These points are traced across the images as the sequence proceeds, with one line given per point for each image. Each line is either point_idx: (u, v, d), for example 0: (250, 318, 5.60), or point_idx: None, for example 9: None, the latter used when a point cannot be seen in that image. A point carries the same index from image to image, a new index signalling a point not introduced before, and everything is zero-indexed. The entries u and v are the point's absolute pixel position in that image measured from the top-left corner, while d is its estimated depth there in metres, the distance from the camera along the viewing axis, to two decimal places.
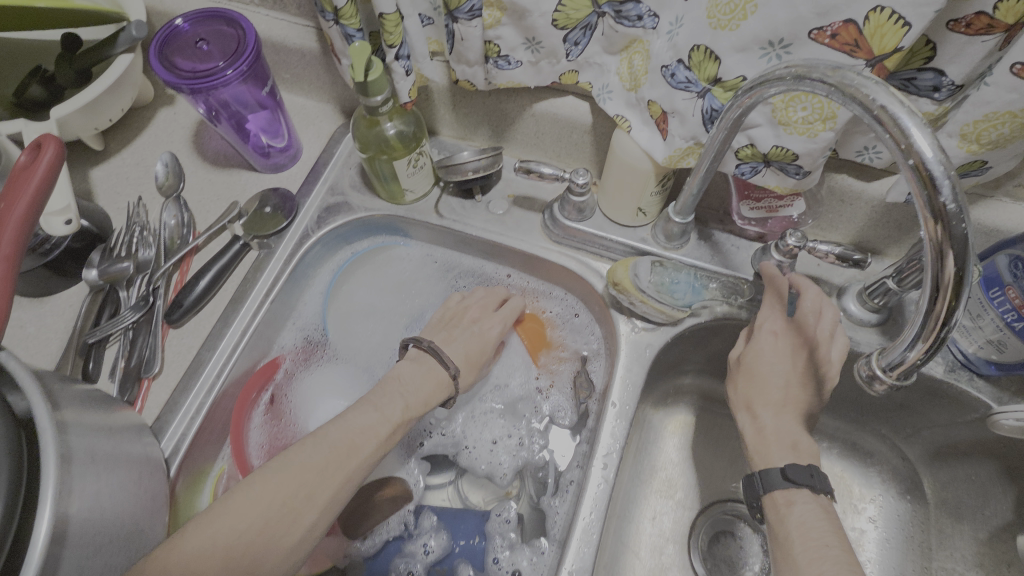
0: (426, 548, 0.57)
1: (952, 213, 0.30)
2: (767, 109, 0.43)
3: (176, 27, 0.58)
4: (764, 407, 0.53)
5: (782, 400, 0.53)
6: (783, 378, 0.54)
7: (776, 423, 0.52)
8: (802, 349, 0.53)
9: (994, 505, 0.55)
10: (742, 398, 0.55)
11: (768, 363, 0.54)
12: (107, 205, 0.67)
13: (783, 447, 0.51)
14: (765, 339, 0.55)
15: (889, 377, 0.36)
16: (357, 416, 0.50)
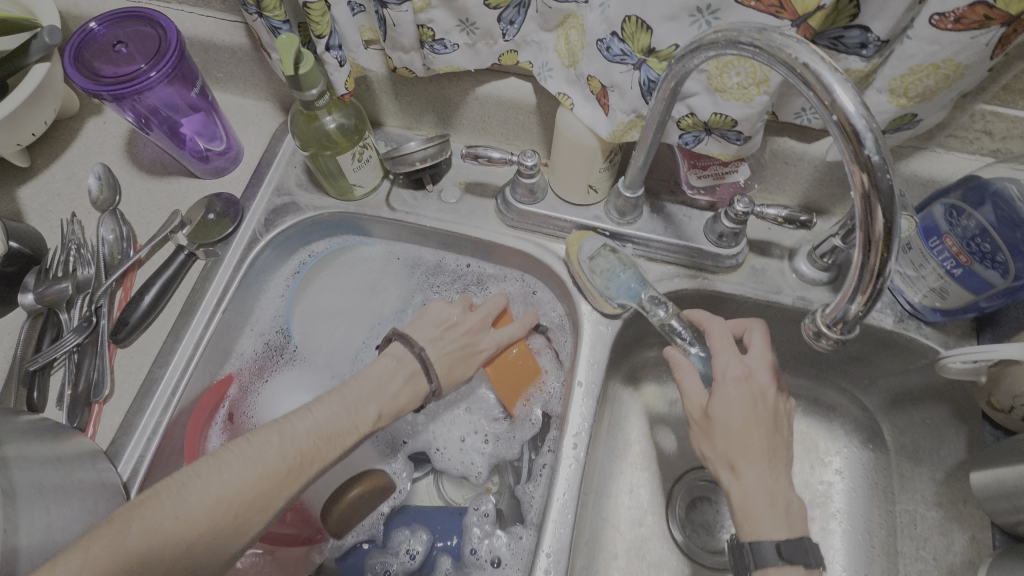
0: (409, 553, 0.56)
1: (877, 165, 0.30)
2: (702, 76, 0.43)
3: (90, 31, 0.55)
4: (748, 468, 0.47)
5: (764, 455, 0.48)
6: (761, 429, 0.48)
7: (763, 483, 0.47)
8: (766, 399, 0.50)
9: (948, 446, 0.57)
10: (723, 459, 0.49)
11: (738, 416, 0.48)
12: (38, 225, 0.64)
13: (773, 512, 0.46)
14: (730, 389, 0.49)
15: (834, 331, 0.38)
16: (322, 413, 0.48)
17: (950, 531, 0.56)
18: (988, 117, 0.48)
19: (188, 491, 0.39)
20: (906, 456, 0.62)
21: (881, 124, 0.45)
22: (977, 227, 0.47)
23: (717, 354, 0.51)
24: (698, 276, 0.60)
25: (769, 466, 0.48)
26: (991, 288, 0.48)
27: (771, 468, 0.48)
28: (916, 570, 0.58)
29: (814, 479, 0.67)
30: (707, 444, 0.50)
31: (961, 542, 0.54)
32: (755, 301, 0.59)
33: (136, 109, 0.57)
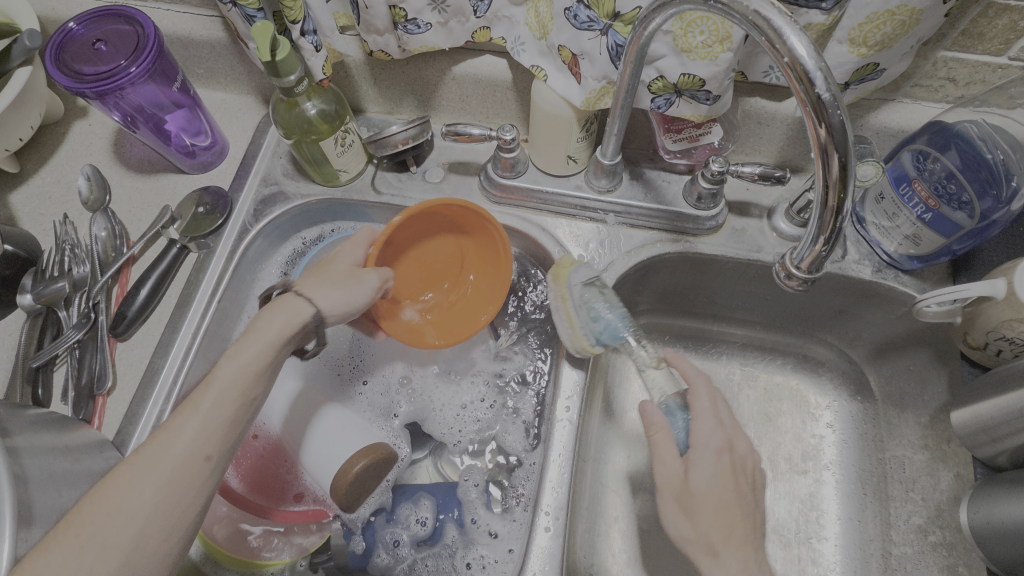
0: (417, 522, 0.58)
1: (828, 103, 0.33)
2: (668, 38, 0.45)
3: (69, 31, 0.55)
4: (728, 554, 0.44)
5: (743, 539, 0.45)
6: (739, 508, 0.46)
7: (744, 573, 0.44)
8: (741, 473, 0.48)
9: (932, 390, 0.59)
10: (703, 541, 0.45)
11: (717, 492, 0.46)
12: (32, 228, 0.65)
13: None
14: (706, 459, 0.48)
15: (801, 271, 0.44)
16: (215, 402, 0.41)
17: (936, 472, 0.57)
18: (950, 64, 0.49)
19: (84, 527, 0.35)
20: (893, 404, 0.64)
21: (845, 75, 0.46)
22: (943, 171, 0.49)
23: (697, 421, 0.50)
24: (681, 240, 0.61)
25: (747, 552, 0.45)
26: (961, 230, 0.49)
27: (750, 554, 0.45)
28: (906, 512, 0.59)
29: (806, 433, 0.69)
30: (683, 523, 0.46)
31: (946, 480, 0.56)
32: (736, 261, 0.61)
33: (121, 108, 0.59)
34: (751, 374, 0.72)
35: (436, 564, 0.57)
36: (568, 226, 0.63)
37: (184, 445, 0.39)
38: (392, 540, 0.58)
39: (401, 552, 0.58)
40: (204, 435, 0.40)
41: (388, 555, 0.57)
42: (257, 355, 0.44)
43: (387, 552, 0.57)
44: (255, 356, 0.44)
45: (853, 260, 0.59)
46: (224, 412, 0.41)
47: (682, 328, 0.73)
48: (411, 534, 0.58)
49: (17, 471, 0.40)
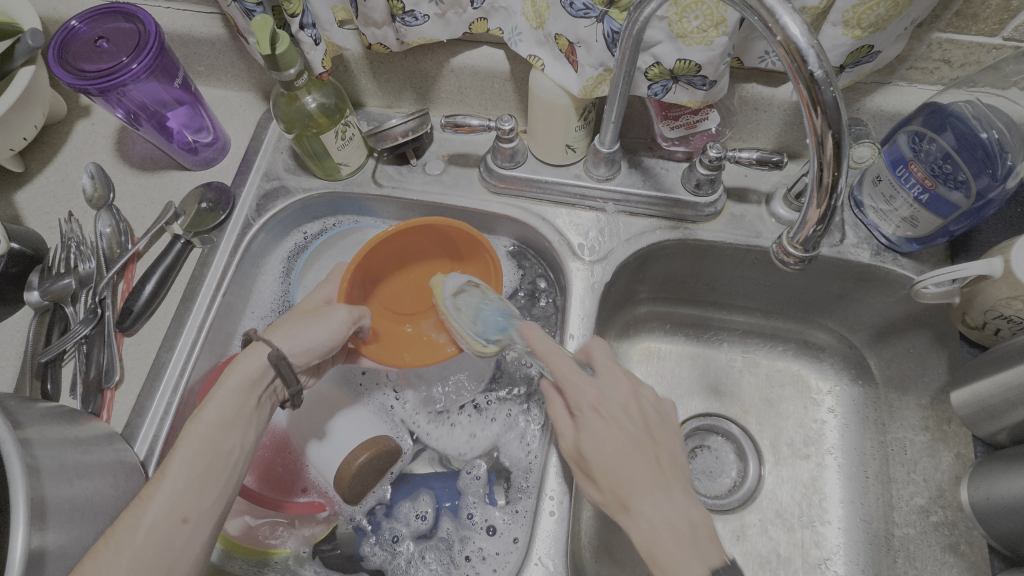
0: (416, 517, 0.59)
1: (820, 80, 0.34)
2: (663, 24, 0.45)
3: (72, 29, 0.56)
4: (637, 507, 0.43)
5: (650, 481, 0.44)
6: (628, 449, 0.46)
7: (664, 515, 0.43)
8: (627, 417, 0.47)
9: (932, 371, 0.59)
10: (613, 497, 0.45)
11: (606, 445, 0.46)
12: (37, 226, 0.66)
13: (683, 541, 0.41)
14: (590, 420, 0.47)
15: (798, 250, 0.44)
16: (195, 451, 0.45)
17: (937, 452, 0.58)
18: (945, 46, 0.49)
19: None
20: (894, 387, 0.64)
21: (840, 57, 0.47)
22: (940, 151, 0.49)
23: (563, 384, 0.49)
24: (680, 227, 0.62)
25: (655, 490, 0.44)
26: (958, 210, 0.50)
27: (661, 495, 0.44)
28: (908, 493, 0.60)
29: (808, 418, 0.69)
30: (595, 488, 0.47)
31: (947, 460, 0.56)
32: (735, 247, 0.61)
33: (124, 105, 0.59)
34: (753, 361, 0.73)
35: (434, 556, 0.58)
36: (568, 215, 0.64)
37: (160, 506, 0.42)
38: (391, 534, 0.59)
39: (401, 545, 0.58)
40: (181, 496, 0.43)
41: (387, 547, 0.58)
42: (227, 411, 0.47)
43: (386, 544, 0.58)
44: (221, 408, 0.47)
45: (852, 243, 0.59)
46: (198, 471, 0.44)
47: (683, 316, 0.74)
48: (410, 526, 0.59)
49: (29, 460, 0.41)
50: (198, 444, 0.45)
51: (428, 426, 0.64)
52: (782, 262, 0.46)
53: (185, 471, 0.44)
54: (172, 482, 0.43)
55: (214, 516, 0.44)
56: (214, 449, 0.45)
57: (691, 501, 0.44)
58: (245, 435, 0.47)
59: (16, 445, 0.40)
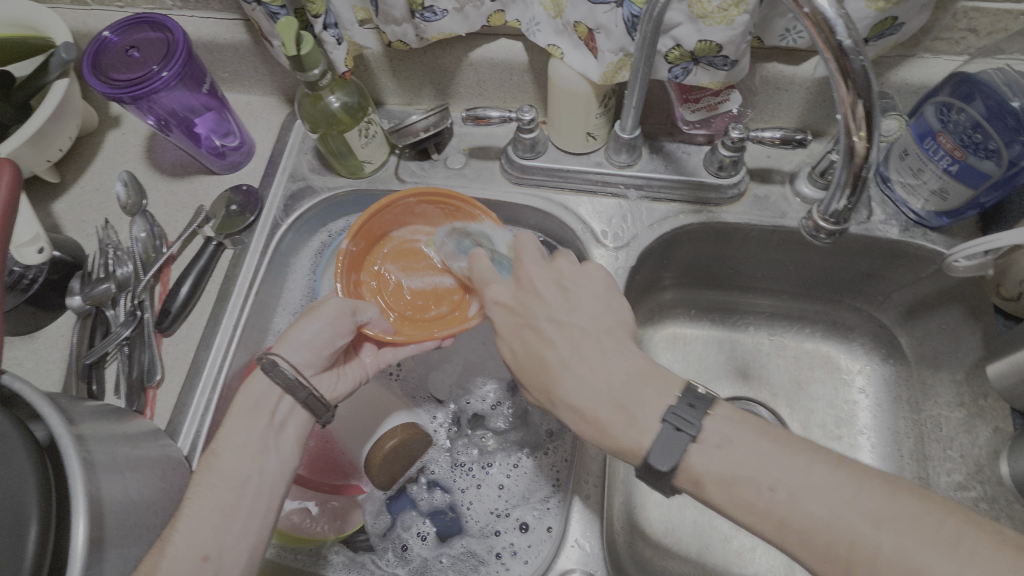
0: (424, 534, 0.59)
1: (849, 49, 0.34)
2: (683, 6, 0.45)
3: (104, 39, 0.58)
4: (563, 403, 0.44)
5: (563, 365, 0.44)
6: (551, 333, 0.45)
7: (592, 394, 0.43)
8: (535, 301, 0.47)
9: (966, 346, 0.58)
10: (542, 393, 0.46)
11: (517, 339, 0.47)
12: (76, 234, 0.68)
13: (620, 412, 0.42)
14: (500, 319, 0.48)
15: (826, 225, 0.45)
16: (203, 494, 0.45)
17: (974, 427, 0.57)
18: (971, 14, 0.48)
19: None
20: (927, 364, 0.64)
21: (863, 30, 0.46)
22: (970, 121, 0.48)
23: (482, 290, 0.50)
24: (703, 210, 0.62)
25: (576, 368, 0.44)
26: (989, 179, 0.49)
27: (583, 374, 0.43)
28: (945, 470, 0.59)
29: (839, 399, 0.69)
30: (530, 392, 0.47)
31: (985, 435, 0.56)
32: (761, 228, 0.61)
33: (155, 111, 0.61)
34: (780, 343, 0.73)
35: (454, 563, 0.58)
36: (590, 203, 0.64)
37: (179, 547, 0.43)
38: (407, 543, 0.59)
39: (410, 555, 0.59)
40: (200, 537, 0.44)
41: (396, 557, 0.59)
42: (240, 439, 0.48)
43: (395, 555, 0.59)
44: (233, 440, 0.48)
45: (880, 220, 0.59)
46: (214, 506, 0.45)
47: (709, 301, 0.74)
48: (417, 539, 0.59)
49: (85, 454, 0.42)
50: (213, 480, 0.46)
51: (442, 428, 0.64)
52: (812, 235, 0.47)
53: (205, 507, 0.45)
54: (193, 520, 0.44)
55: (235, 555, 0.44)
56: (226, 482, 0.46)
57: (619, 361, 0.44)
58: (263, 462, 0.48)
59: (73, 439, 0.42)
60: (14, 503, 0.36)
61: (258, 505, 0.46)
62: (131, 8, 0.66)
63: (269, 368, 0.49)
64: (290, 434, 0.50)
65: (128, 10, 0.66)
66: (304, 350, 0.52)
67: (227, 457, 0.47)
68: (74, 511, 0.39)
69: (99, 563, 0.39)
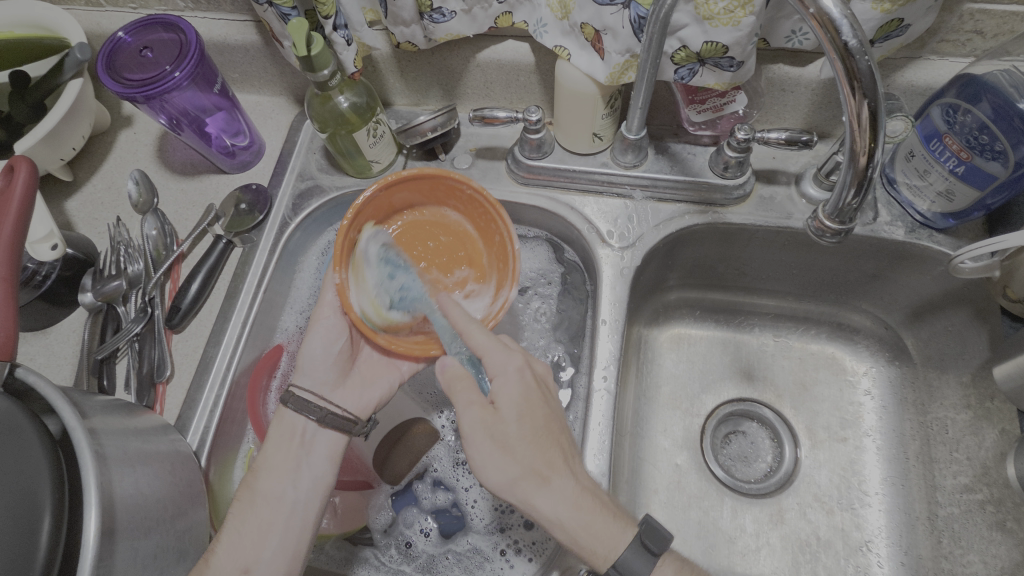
0: (427, 530, 0.60)
1: (854, 49, 0.34)
2: (690, 7, 0.46)
3: (119, 40, 0.59)
4: (555, 488, 0.45)
5: (564, 456, 0.47)
6: (557, 420, 0.49)
7: (583, 488, 0.46)
8: (546, 390, 0.51)
9: (972, 348, 0.58)
10: (536, 467, 0.45)
11: (525, 410, 0.47)
12: (88, 232, 0.69)
13: (604, 515, 0.46)
14: (519, 389, 0.48)
15: (831, 224, 0.46)
16: (246, 512, 0.49)
17: (980, 430, 0.57)
18: (977, 16, 0.49)
19: None
20: (933, 365, 0.63)
21: (869, 32, 0.47)
22: (976, 122, 0.48)
23: (492, 350, 0.50)
24: (709, 211, 0.62)
25: (574, 463, 0.47)
26: (996, 180, 0.49)
27: (576, 469, 0.47)
28: (951, 472, 0.59)
29: (845, 401, 0.69)
30: (514, 464, 0.45)
31: (992, 438, 0.55)
32: (766, 229, 0.61)
33: (167, 111, 0.62)
34: (786, 344, 0.73)
35: (458, 560, 0.58)
36: (596, 203, 0.65)
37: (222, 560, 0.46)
38: (409, 540, 0.60)
39: (414, 552, 0.59)
40: (240, 550, 0.47)
41: (400, 554, 0.59)
42: (274, 459, 0.51)
43: (399, 552, 0.59)
44: (268, 460, 0.51)
45: (886, 221, 0.59)
46: (254, 522, 0.49)
47: (713, 302, 0.74)
48: (421, 536, 0.60)
49: (97, 447, 0.43)
50: (253, 498, 0.50)
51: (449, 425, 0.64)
52: (818, 235, 0.47)
53: (246, 523, 0.49)
54: (235, 536, 0.48)
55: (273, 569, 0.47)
56: (264, 500, 0.50)
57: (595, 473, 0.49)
58: (297, 480, 0.51)
59: (85, 432, 0.43)
60: (28, 493, 0.37)
61: (292, 522, 0.49)
62: (144, 10, 0.67)
63: (290, 398, 0.53)
64: (321, 453, 0.53)
65: (141, 12, 0.67)
66: (313, 373, 0.57)
67: (264, 477, 0.51)
68: (85, 501, 0.40)
69: (111, 555, 0.40)
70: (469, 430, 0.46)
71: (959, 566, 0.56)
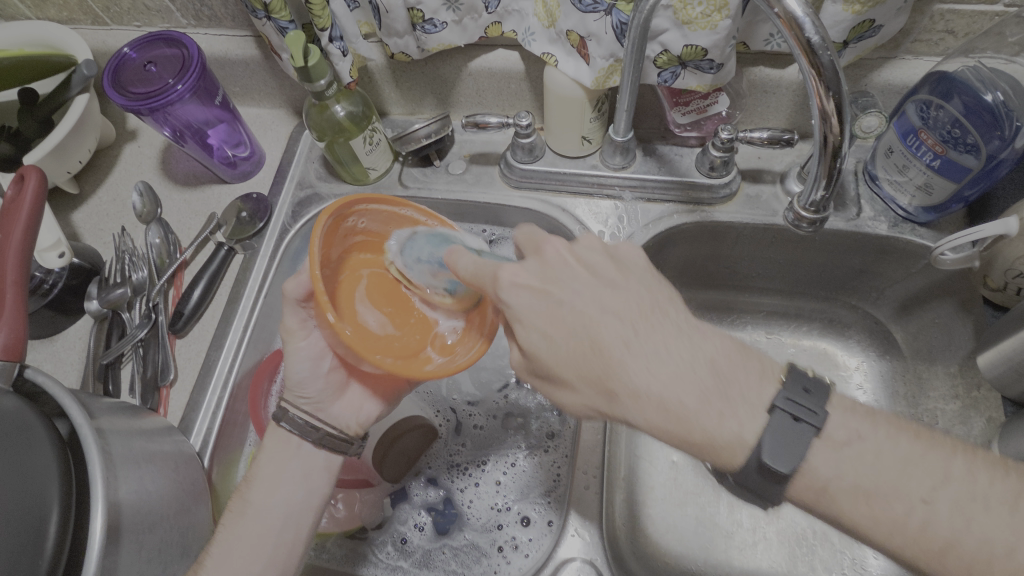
0: (421, 526, 0.61)
1: (817, 44, 0.36)
2: (669, 13, 0.48)
3: (124, 56, 0.62)
4: (625, 390, 0.37)
5: (625, 345, 0.37)
6: (598, 309, 0.38)
7: (660, 384, 0.36)
8: (563, 280, 0.40)
9: (958, 339, 0.59)
10: (596, 386, 0.38)
11: (536, 317, 0.38)
12: (94, 242, 0.71)
13: (714, 414, 0.36)
14: (526, 302, 0.39)
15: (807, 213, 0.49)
16: (237, 527, 0.47)
17: (968, 419, 0.58)
18: (948, 16, 0.50)
19: None
20: (921, 358, 0.64)
21: (842, 33, 0.49)
22: (948, 118, 0.50)
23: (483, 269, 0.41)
24: (697, 210, 0.64)
25: (642, 352, 0.37)
26: (970, 173, 0.51)
27: (642, 364, 0.37)
28: None
29: None
30: (575, 390, 0.39)
31: (979, 426, 0.56)
32: (753, 226, 0.63)
33: (171, 123, 0.65)
34: (778, 341, 0.74)
35: (453, 556, 0.59)
36: (587, 205, 0.66)
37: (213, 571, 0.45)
38: (403, 537, 0.61)
39: (410, 548, 0.60)
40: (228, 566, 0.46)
41: (395, 550, 0.60)
42: (271, 468, 0.50)
43: (395, 548, 0.60)
44: (267, 464, 0.50)
45: (869, 217, 0.60)
46: (243, 535, 0.47)
47: (707, 299, 0.75)
48: (415, 531, 0.61)
49: (103, 445, 0.44)
50: (244, 509, 0.48)
51: (447, 425, 0.66)
52: (796, 225, 0.51)
53: (237, 536, 0.47)
54: (226, 551, 0.46)
55: None
56: (256, 513, 0.48)
57: (697, 340, 0.38)
58: (289, 494, 0.49)
59: (92, 430, 0.44)
60: (38, 486, 0.38)
61: (284, 537, 0.48)
62: (148, 28, 0.69)
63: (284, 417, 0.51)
64: (318, 466, 0.51)
65: (144, 29, 0.70)
66: (302, 393, 0.52)
67: (253, 484, 0.49)
68: (93, 496, 0.41)
69: (116, 549, 0.41)
70: (520, 363, 0.42)
71: None
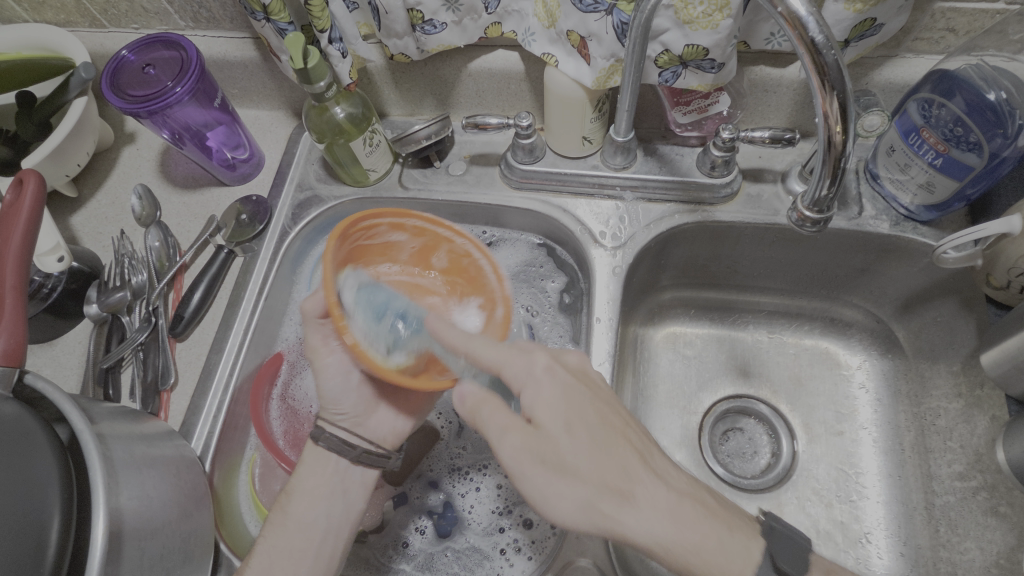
0: (422, 529, 0.61)
1: (821, 43, 0.36)
2: (670, 12, 0.47)
3: (122, 58, 0.61)
4: (642, 493, 0.39)
5: (639, 459, 0.41)
6: (619, 420, 0.43)
7: (673, 495, 0.40)
8: (589, 385, 0.45)
9: (961, 338, 0.59)
10: (611, 485, 0.40)
11: (563, 408, 0.42)
12: (93, 245, 0.71)
13: (721, 529, 0.40)
14: (556, 387, 0.43)
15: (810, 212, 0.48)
16: (277, 539, 0.49)
17: (971, 418, 0.57)
18: (948, 14, 0.50)
19: None
20: (924, 357, 0.64)
21: (843, 32, 0.48)
22: (951, 116, 0.50)
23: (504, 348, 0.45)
24: (698, 210, 0.63)
25: (654, 469, 0.41)
26: (973, 171, 0.51)
27: (656, 478, 0.41)
28: (946, 461, 0.59)
29: (840, 395, 0.70)
30: (587, 490, 0.39)
31: (983, 425, 0.56)
32: (755, 226, 0.63)
33: (170, 126, 0.64)
34: (780, 341, 0.74)
35: (455, 559, 0.59)
36: (588, 205, 0.66)
37: None
38: (404, 541, 0.60)
39: (411, 551, 0.60)
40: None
41: (396, 554, 0.60)
42: (312, 480, 0.51)
43: (396, 552, 0.60)
44: (309, 477, 0.51)
45: (870, 215, 0.60)
46: (283, 547, 0.48)
47: (708, 300, 0.75)
48: (417, 535, 0.60)
49: (104, 450, 0.44)
50: (284, 521, 0.49)
51: (448, 427, 0.66)
52: (798, 225, 0.50)
53: (276, 546, 0.48)
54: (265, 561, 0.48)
55: None
56: (297, 525, 0.49)
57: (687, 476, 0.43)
58: (330, 507, 0.50)
59: (93, 435, 0.44)
60: (38, 493, 0.37)
61: (324, 548, 0.49)
62: (145, 30, 0.69)
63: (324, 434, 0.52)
64: (357, 481, 0.53)
65: (142, 32, 0.69)
66: (338, 407, 0.55)
67: (294, 496, 0.50)
68: (94, 502, 0.40)
69: (118, 556, 0.41)
70: (517, 446, 0.41)
71: (956, 554, 0.56)
